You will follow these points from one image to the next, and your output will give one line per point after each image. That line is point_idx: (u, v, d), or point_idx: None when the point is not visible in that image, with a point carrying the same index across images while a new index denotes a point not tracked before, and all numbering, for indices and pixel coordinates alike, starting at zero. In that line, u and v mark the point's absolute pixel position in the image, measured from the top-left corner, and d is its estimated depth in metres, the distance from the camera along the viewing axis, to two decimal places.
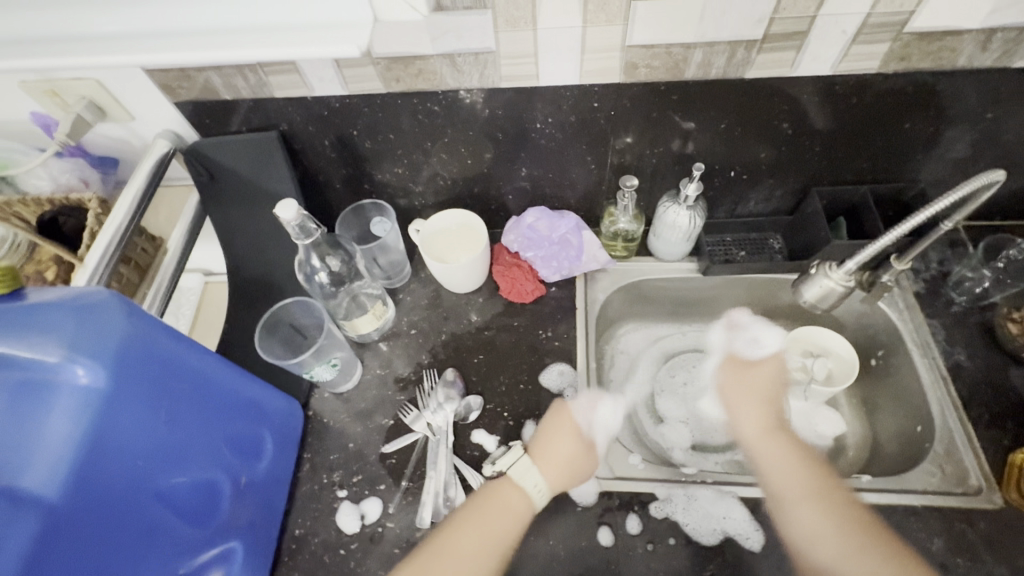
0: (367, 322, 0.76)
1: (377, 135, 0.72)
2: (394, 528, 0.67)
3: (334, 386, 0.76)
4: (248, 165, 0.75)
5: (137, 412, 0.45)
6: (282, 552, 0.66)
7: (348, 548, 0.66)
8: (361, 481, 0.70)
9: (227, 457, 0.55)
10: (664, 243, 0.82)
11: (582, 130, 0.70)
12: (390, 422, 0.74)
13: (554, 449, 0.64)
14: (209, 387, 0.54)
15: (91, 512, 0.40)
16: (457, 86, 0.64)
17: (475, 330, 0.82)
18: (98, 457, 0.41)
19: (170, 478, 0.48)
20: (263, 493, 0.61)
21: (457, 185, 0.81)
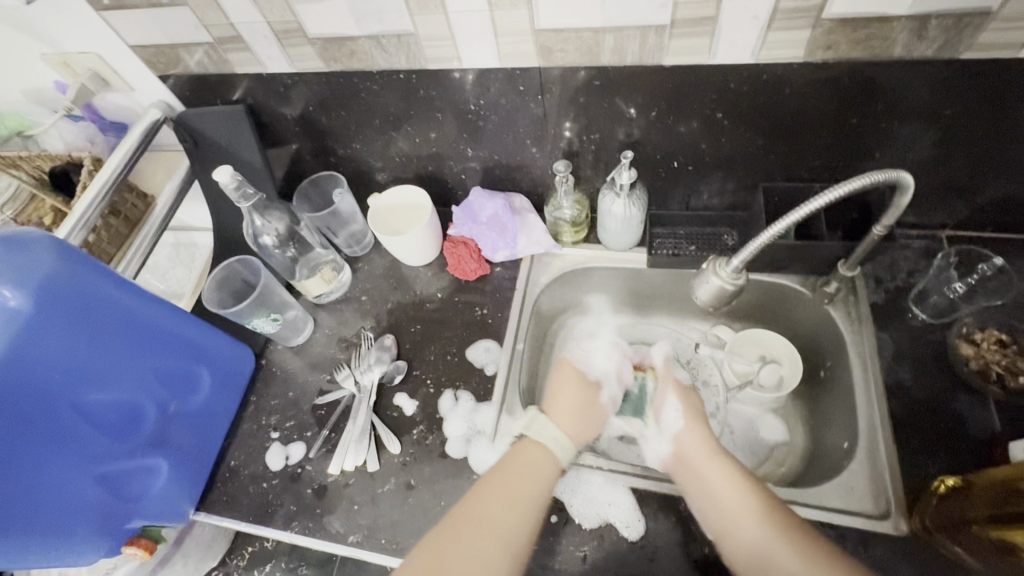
0: (315, 284, 0.84)
1: (330, 112, 0.78)
2: (311, 471, 0.74)
3: (284, 339, 0.83)
4: (223, 137, 0.82)
5: (57, 335, 0.57)
6: (217, 478, 0.75)
7: (269, 483, 0.74)
8: (293, 426, 0.78)
9: (151, 384, 0.67)
10: (609, 233, 0.81)
11: (515, 115, 0.72)
12: (327, 378, 0.81)
13: (563, 402, 0.70)
14: (141, 323, 0.66)
15: (15, 407, 0.53)
16: (389, 66, 0.68)
17: (418, 301, 0.86)
18: (19, 365, 0.54)
19: (87, 393, 0.60)
20: (196, 421, 0.72)
21: (413, 164, 0.85)
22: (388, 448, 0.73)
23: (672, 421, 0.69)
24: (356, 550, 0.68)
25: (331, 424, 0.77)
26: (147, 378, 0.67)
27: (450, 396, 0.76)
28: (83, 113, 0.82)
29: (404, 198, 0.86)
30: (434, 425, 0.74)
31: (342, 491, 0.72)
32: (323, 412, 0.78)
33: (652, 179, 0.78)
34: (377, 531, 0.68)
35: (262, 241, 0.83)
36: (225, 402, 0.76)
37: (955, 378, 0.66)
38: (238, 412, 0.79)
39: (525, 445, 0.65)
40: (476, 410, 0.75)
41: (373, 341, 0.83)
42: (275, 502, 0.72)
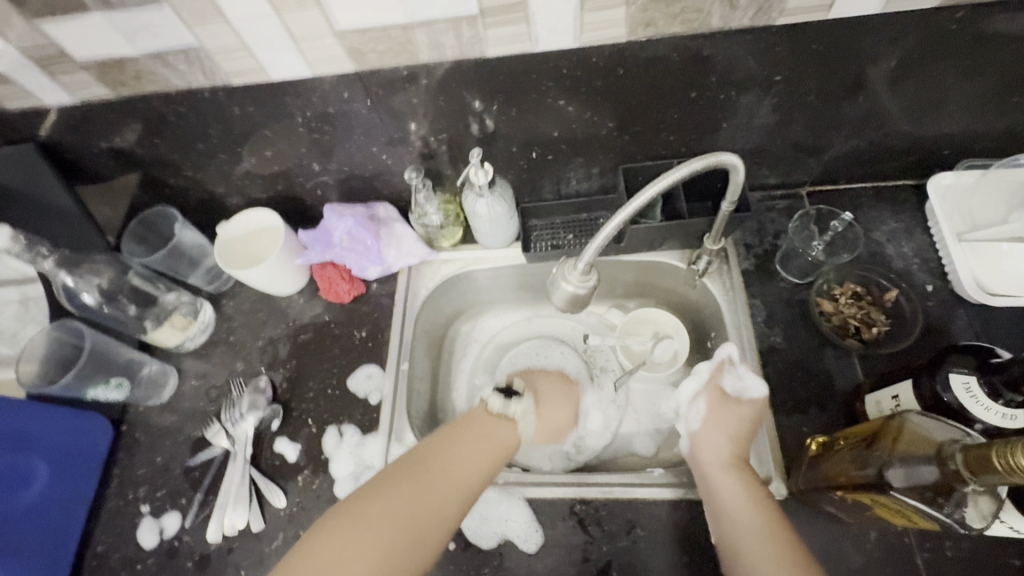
0: (169, 332, 0.76)
1: (140, 140, 0.68)
2: (190, 540, 0.67)
3: (143, 400, 0.75)
4: (23, 182, 0.70)
5: None
6: (83, 567, 0.67)
7: (143, 564, 0.67)
8: (164, 495, 0.71)
9: None
10: (482, 232, 0.76)
11: (349, 122, 0.65)
12: (198, 434, 0.74)
13: (552, 410, 0.70)
14: None
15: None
16: (187, 85, 0.59)
17: (292, 333, 0.79)
18: None
19: None
20: (38, 517, 0.64)
21: (259, 184, 0.77)
22: (270, 502, 0.68)
23: (689, 419, 0.62)
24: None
25: (207, 485, 0.70)
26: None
27: (334, 434, 0.71)
28: None
29: (250, 226, 0.78)
30: (320, 467, 0.69)
31: (226, 557, 0.66)
32: (196, 474, 0.71)
33: (517, 172, 0.74)
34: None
35: (83, 302, 0.73)
36: (77, 488, 0.68)
37: (820, 336, 0.67)
38: (100, 491, 0.71)
39: (501, 420, 0.63)
40: (363, 444, 0.70)
41: (243, 387, 0.75)
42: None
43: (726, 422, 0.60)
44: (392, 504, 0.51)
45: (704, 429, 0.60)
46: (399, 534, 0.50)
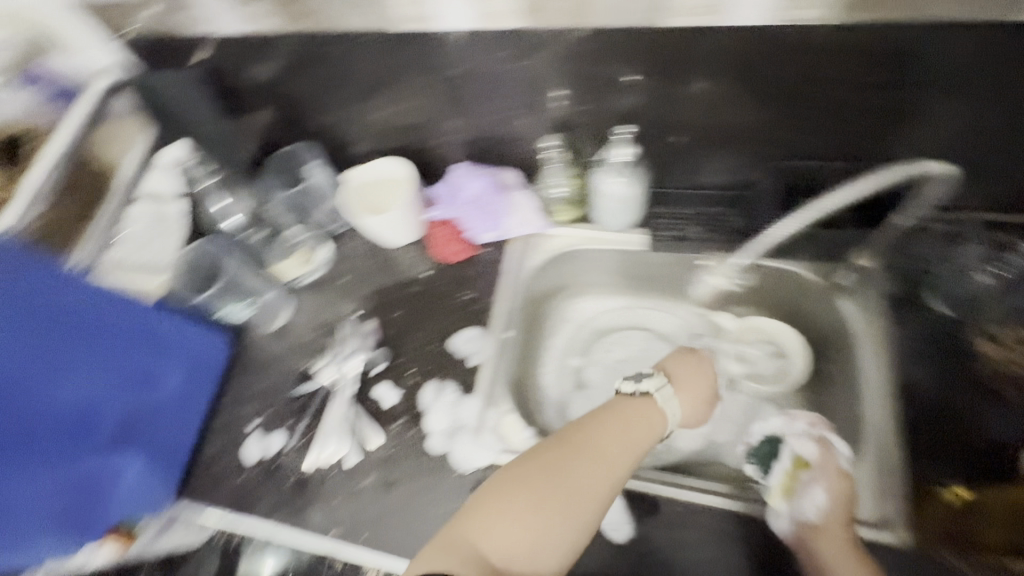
0: (291, 265, 0.80)
1: (298, 75, 0.71)
2: (291, 462, 0.71)
3: (263, 325, 0.80)
4: (188, 105, 0.76)
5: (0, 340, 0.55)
6: (195, 468, 0.73)
7: (246, 476, 0.72)
8: (272, 415, 0.75)
9: (116, 383, 0.67)
10: (602, 212, 0.75)
11: (500, 82, 0.66)
12: (308, 365, 0.78)
13: (690, 383, 0.64)
14: (96, 321, 0.63)
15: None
16: (363, 27, 0.65)
17: (402, 285, 0.81)
18: None
19: (45, 396, 0.60)
20: (166, 413, 0.70)
21: (391, 135, 0.79)
22: (367, 442, 0.70)
23: (803, 504, 0.57)
24: (335, 546, 0.65)
25: (310, 415, 0.74)
26: (102, 374, 0.65)
27: (433, 388, 0.73)
28: (25, 79, 0.73)
29: (385, 176, 0.80)
30: (417, 418, 0.71)
31: (322, 484, 0.69)
32: (301, 403, 0.75)
33: (652, 154, 0.71)
34: (356, 528, 0.66)
35: (225, 226, 0.79)
36: (202, 388, 0.74)
37: (971, 379, 0.61)
38: (216, 399, 0.77)
39: (639, 402, 0.61)
40: (460, 403, 0.71)
41: (349, 329, 0.79)
42: (253, 494, 0.70)
43: (844, 514, 0.56)
44: (549, 481, 0.53)
45: (825, 523, 0.55)
46: (560, 510, 0.52)
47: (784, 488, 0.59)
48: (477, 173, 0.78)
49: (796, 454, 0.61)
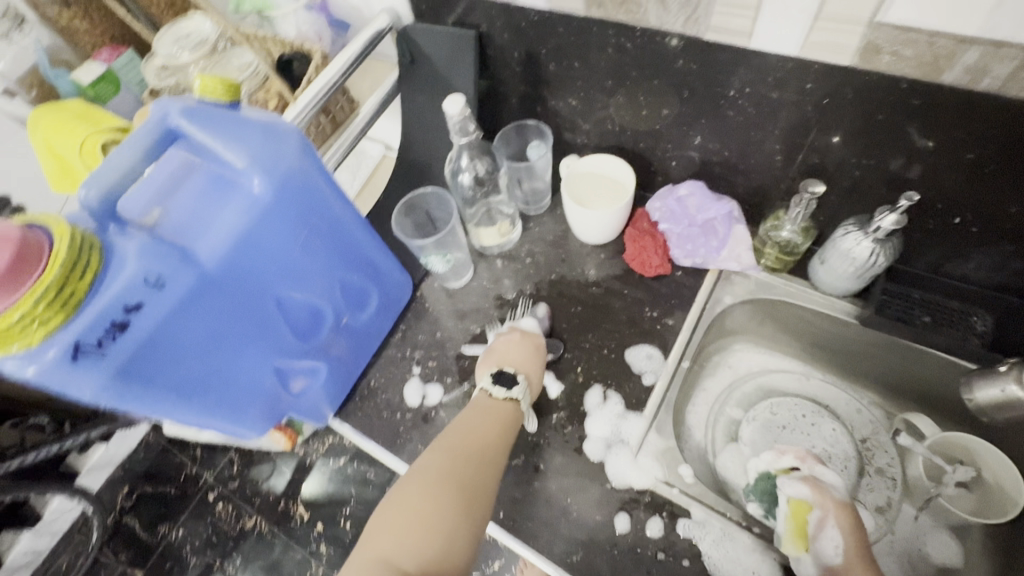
0: (490, 235, 0.82)
1: (563, 60, 0.71)
2: (444, 418, 0.73)
3: (443, 280, 0.83)
4: (442, 61, 0.78)
5: (284, 229, 0.55)
6: (356, 393, 0.77)
7: (401, 416, 0.74)
8: (434, 367, 0.78)
9: (338, 298, 0.67)
10: (828, 272, 0.71)
11: (780, 115, 0.62)
12: (477, 331, 0.79)
13: (521, 362, 0.70)
14: (344, 232, 0.63)
15: (212, 291, 0.50)
16: (660, 27, 0.60)
17: (585, 282, 0.81)
18: (244, 253, 0.52)
19: (290, 292, 0.60)
20: (357, 336, 0.73)
21: (625, 135, 0.77)
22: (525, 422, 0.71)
23: (826, 547, 0.58)
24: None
25: (470, 379, 0.76)
26: (331, 285, 0.65)
27: (599, 394, 0.72)
28: (317, 6, 0.81)
29: (617, 178, 0.79)
30: (576, 417, 0.71)
31: None
32: (465, 365, 0.77)
33: (911, 228, 0.65)
34: (497, 502, 0.66)
35: (460, 180, 0.82)
36: (382, 322, 0.78)
37: None
38: (389, 333, 0.81)
39: (504, 405, 0.65)
40: (623, 417, 0.70)
41: (525, 310, 0.79)
42: (405, 436, 0.73)
43: (865, 550, 0.57)
44: (436, 488, 0.53)
45: (849, 561, 0.56)
46: (449, 511, 0.51)
47: (794, 530, 0.60)
48: (710, 196, 0.76)
49: (791, 497, 0.62)
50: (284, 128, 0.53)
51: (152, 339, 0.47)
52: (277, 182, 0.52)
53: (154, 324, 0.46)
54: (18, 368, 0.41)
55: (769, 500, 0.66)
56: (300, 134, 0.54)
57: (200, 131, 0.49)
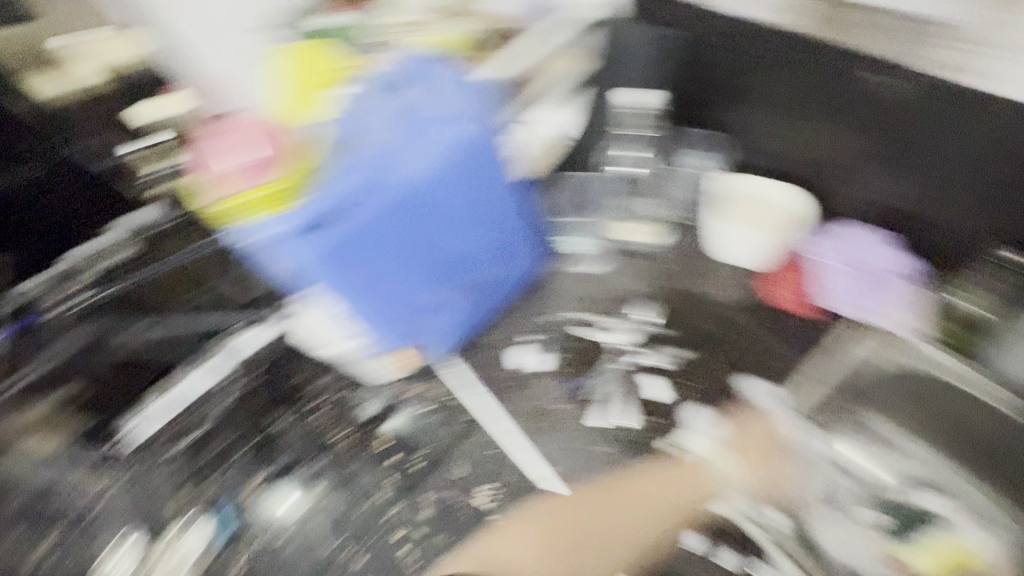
0: (640, 234, 0.84)
1: (764, 76, 0.74)
2: (546, 391, 0.75)
3: (576, 261, 0.84)
4: (637, 65, 0.81)
5: (456, 181, 0.69)
6: (464, 342, 0.79)
7: (507, 373, 0.77)
8: (546, 340, 0.79)
9: (484, 254, 0.76)
10: (1014, 361, 0.64)
11: (998, 153, 0.62)
12: (595, 316, 0.79)
13: (745, 438, 0.69)
14: (501, 200, 0.74)
15: (393, 211, 0.66)
16: (883, 55, 0.65)
17: (715, 303, 0.79)
18: (425, 193, 0.67)
19: (450, 237, 0.71)
20: (491, 295, 0.78)
21: (800, 162, 0.77)
22: (632, 414, 0.72)
23: None
24: (556, 481, 0.69)
25: (581, 360, 0.76)
26: (483, 242, 0.75)
27: (703, 415, 0.71)
28: None
29: (790, 208, 0.78)
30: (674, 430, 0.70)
31: (565, 427, 0.72)
32: (579, 346, 0.77)
33: None
34: (581, 480, 0.68)
35: (612, 169, 0.86)
36: (511, 282, 0.80)
37: None
38: (511, 296, 0.82)
39: (693, 470, 0.68)
40: (724, 445, 0.69)
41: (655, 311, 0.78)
42: (507, 393, 0.76)
43: None
44: (555, 532, 0.67)
45: None
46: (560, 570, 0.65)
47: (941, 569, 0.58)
48: (870, 240, 0.74)
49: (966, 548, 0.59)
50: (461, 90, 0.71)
51: (350, 231, 0.65)
52: (453, 132, 0.68)
53: (350, 221, 0.65)
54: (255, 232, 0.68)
55: (908, 517, 0.61)
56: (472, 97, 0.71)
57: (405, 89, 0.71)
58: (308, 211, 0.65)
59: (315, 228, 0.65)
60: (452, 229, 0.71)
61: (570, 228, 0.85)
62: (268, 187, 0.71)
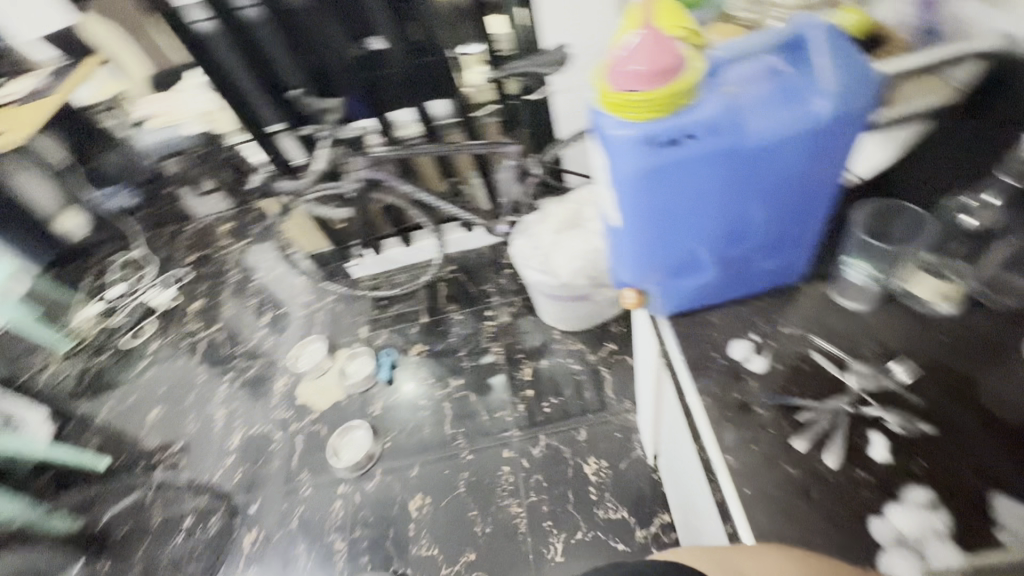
0: (924, 289, 0.75)
1: None
2: (751, 388, 0.75)
3: (838, 290, 0.81)
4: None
5: (797, 157, 0.62)
6: (692, 313, 0.84)
7: (717, 357, 0.79)
8: (770, 346, 0.79)
9: (766, 233, 0.72)
10: None
11: None
12: (834, 350, 0.77)
13: None
14: (818, 191, 0.67)
15: (726, 160, 0.60)
16: None
17: (995, 396, 0.67)
18: (763, 155, 0.61)
19: (750, 206, 0.67)
20: (743, 272, 0.78)
21: None
22: (829, 451, 0.67)
23: None
24: (721, 467, 0.70)
25: (795, 382, 0.75)
26: (772, 221, 0.70)
27: (923, 493, 0.62)
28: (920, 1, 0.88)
29: None
30: (880, 489, 0.64)
31: (756, 426, 0.72)
32: (802, 368, 0.76)
33: None
34: (747, 479, 0.68)
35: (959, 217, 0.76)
36: (764, 280, 0.82)
37: None
38: (753, 293, 0.84)
39: None
40: (938, 534, 0.59)
41: (903, 373, 0.72)
42: (709, 371, 0.78)
43: None
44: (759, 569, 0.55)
45: None
46: None
47: None
48: None
49: None
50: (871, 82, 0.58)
51: (680, 164, 0.60)
52: (832, 116, 0.58)
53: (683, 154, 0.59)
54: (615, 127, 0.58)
55: None
56: (877, 95, 0.59)
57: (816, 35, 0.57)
58: (663, 127, 0.57)
59: (655, 146, 0.58)
60: (758, 202, 0.67)
61: (854, 252, 0.79)
62: (651, 97, 0.55)
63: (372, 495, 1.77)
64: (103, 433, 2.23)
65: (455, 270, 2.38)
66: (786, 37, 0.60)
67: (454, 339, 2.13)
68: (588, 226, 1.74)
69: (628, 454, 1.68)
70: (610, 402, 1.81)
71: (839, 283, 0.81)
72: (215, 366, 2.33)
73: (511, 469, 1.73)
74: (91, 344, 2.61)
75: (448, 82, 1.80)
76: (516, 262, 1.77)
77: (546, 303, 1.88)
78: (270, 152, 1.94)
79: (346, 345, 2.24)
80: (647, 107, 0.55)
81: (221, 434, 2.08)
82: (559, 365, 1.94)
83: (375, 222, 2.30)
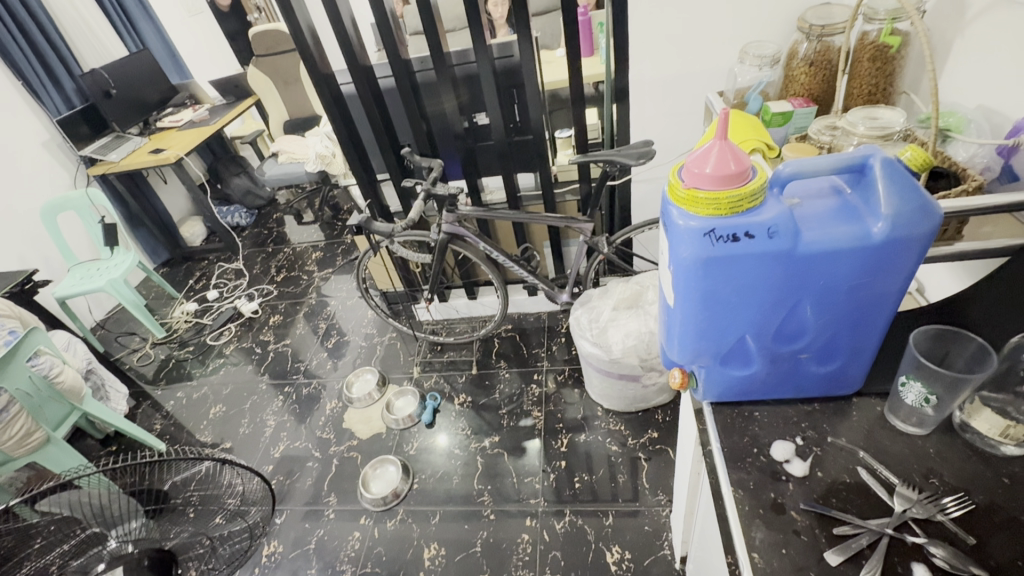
0: (984, 423, 0.74)
1: None
2: (787, 490, 0.74)
3: (893, 409, 0.80)
4: None
5: (851, 271, 0.66)
6: (738, 405, 0.86)
7: (757, 453, 0.79)
8: (813, 453, 0.78)
9: (818, 339, 0.75)
10: None
11: None
12: (881, 470, 0.75)
13: None
14: (876, 306, 0.70)
15: (782, 263, 0.65)
16: None
17: None
18: (818, 263, 0.65)
19: (804, 309, 0.71)
20: (793, 373, 0.80)
21: None
22: (864, 572, 0.65)
23: None
24: (745, 564, 0.69)
25: (835, 494, 0.73)
26: (825, 328, 0.73)
27: None
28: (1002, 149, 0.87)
29: None
30: None
31: (788, 530, 0.71)
32: (844, 480, 0.75)
33: None
34: None
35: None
36: (818, 386, 0.82)
37: None
38: (804, 396, 0.84)
39: None
40: None
41: (956, 509, 0.69)
42: (746, 465, 0.78)
43: None
44: None
45: None
46: None
47: None
48: None
49: None
50: (934, 211, 0.62)
51: (738, 259, 0.65)
52: (889, 238, 0.62)
53: (743, 252, 0.65)
54: (681, 219, 0.65)
55: None
56: (938, 223, 0.62)
57: (878, 167, 0.63)
58: (724, 224, 0.64)
59: (718, 240, 0.64)
60: (813, 307, 0.70)
61: (909, 372, 0.77)
62: (717, 197, 0.62)
63: (389, 534, 1.78)
64: (168, 419, 2.43)
65: (511, 330, 2.47)
66: (852, 167, 0.66)
67: (498, 396, 2.18)
68: (648, 309, 1.78)
69: (655, 552, 1.59)
70: (644, 492, 1.74)
71: (895, 405, 0.79)
72: (277, 378, 2.51)
73: (530, 539, 1.69)
74: (179, 337, 2.90)
75: (538, 159, 1.99)
76: (572, 332, 1.83)
77: (594, 377, 1.90)
78: (370, 196, 2.20)
79: (397, 382, 2.35)
80: (712, 206, 0.63)
81: (267, 442, 2.20)
82: (597, 443, 1.91)
83: (448, 272, 2.47)
